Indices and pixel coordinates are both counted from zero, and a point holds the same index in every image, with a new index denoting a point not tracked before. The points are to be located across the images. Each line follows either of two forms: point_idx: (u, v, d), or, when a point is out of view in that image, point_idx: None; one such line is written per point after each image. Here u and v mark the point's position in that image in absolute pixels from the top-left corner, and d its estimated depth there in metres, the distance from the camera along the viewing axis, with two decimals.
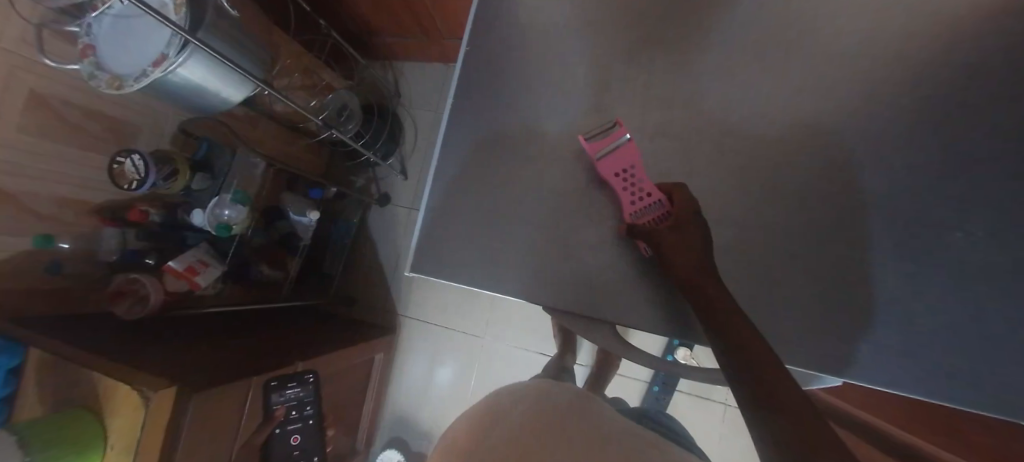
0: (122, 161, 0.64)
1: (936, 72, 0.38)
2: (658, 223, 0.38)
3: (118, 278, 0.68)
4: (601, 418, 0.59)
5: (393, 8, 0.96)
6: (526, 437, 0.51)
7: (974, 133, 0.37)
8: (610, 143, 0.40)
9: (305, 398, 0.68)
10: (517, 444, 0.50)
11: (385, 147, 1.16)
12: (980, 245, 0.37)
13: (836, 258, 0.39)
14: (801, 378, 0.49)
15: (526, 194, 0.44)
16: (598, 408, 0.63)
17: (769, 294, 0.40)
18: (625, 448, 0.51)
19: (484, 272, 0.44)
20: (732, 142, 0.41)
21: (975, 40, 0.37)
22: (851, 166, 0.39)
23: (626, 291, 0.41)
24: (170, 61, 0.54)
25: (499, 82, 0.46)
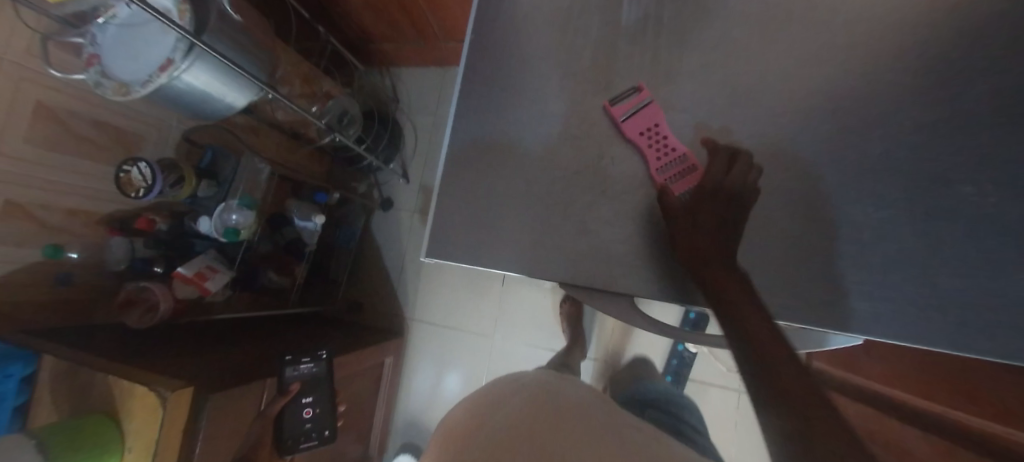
0: (128, 170, 0.64)
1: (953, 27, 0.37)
2: (680, 177, 0.39)
3: (128, 287, 0.67)
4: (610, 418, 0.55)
5: (390, 13, 0.97)
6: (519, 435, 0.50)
7: (1002, 86, 0.36)
8: (632, 106, 0.40)
9: (318, 374, 0.66)
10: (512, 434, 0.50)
11: (386, 151, 1.17)
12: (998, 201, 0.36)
13: (865, 221, 0.37)
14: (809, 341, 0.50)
15: (541, 174, 0.42)
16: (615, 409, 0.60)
17: (799, 262, 0.38)
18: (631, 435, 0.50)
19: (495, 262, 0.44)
20: (746, 110, 0.40)
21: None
22: (868, 129, 0.38)
23: (649, 268, 0.39)
24: (176, 65, 0.55)
25: (501, 65, 0.46)
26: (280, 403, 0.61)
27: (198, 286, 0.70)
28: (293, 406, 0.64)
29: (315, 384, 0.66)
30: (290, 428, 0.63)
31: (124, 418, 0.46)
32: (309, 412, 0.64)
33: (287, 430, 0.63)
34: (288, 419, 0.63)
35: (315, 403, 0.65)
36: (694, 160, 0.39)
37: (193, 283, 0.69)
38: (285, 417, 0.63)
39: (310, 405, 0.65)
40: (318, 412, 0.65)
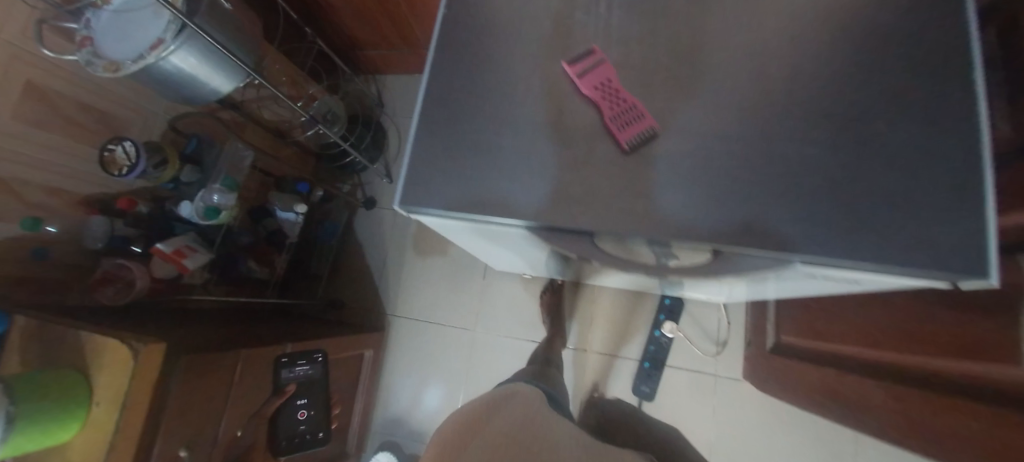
0: (114, 149, 0.67)
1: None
2: (632, 123, 0.42)
3: (105, 264, 0.69)
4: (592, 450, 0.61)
5: (374, 20, 1.03)
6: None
7: (906, 43, 0.41)
8: (587, 64, 0.45)
9: (312, 377, 0.80)
10: None
11: (370, 152, 1.22)
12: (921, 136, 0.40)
13: (806, 158, 0.40)
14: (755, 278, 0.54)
15: (506, 129, 0.46)
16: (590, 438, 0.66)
17: (753, 193, 0.40)
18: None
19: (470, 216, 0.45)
20: (693, 64, 0.44)
21: None
22: (802, 78, 0.42)
23: (607, 207, 0.42)
24: (166, 45, 0.58)
25: (473, 36, 0.50)
26: (277, 402, 0.72)
27: (176, 264, 0.70)
28: (289, 406, 0.79)
29: (308, 386, 0.80)
30: (285, 426, 0.79)
31: (94, 372, 0.49)
32: (302, 411, 0.80)
33: (282, 428, 0.79)
34: (284, 418, 0.79)
35: (308, 404, 0.80)
36: (643, 108, 0.43)
37: (171, 261, 0.70)
38: (281, 415, 0.78)
39: (304, 407, 0.80)
40: (310, 413, 0.81)
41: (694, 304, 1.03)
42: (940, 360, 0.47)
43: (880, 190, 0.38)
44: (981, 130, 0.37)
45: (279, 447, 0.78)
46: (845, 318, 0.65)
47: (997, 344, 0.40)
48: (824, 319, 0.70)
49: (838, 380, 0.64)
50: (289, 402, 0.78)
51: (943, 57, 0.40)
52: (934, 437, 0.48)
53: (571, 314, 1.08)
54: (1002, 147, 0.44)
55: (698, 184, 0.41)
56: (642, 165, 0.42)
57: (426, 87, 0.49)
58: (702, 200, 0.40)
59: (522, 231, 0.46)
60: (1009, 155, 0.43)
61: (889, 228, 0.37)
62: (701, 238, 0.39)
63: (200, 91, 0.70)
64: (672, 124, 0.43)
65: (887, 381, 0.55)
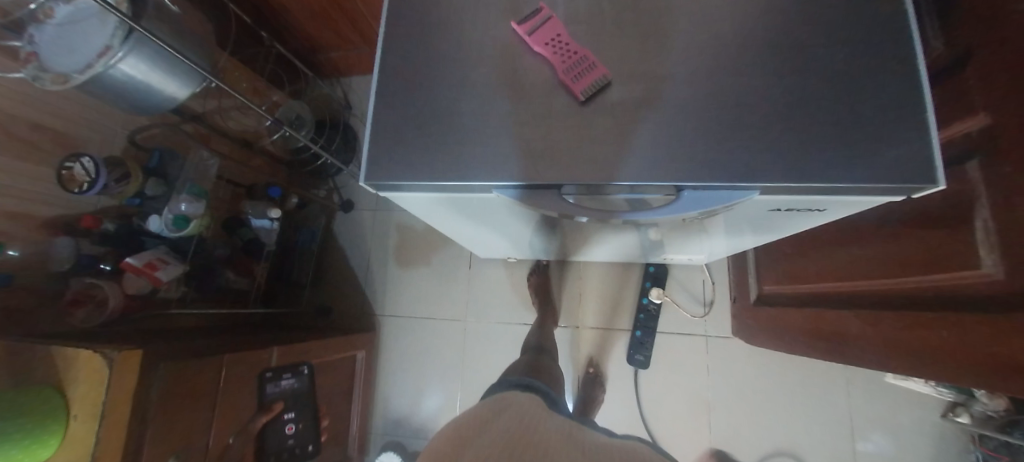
0: (71, 166, 0.65)
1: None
2: (586, 73, 0.43)
3: (75, 284, 0.66)
4: (596, 445, 0.60)
5: (332, 20, 1.03)
6: (512, 439, 0.57)
7: None
8: (536, 22, 0.45)
9: (298, 389, 0.80)
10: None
11: (342, 155, 1.23)
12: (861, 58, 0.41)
13: (757, 89, 0.41)
14: (722, 221, 0.55)
15: (462, 95, 0.46)
16: (592, 437, 0.63)
17: (709, 128, 0.41)
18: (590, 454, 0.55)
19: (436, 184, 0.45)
20: (639, 13, 0.45)
21: None
22: (741, 15, 0.43)
23: (569, 158, 0.42)
24: (114, 52, 0.57)
25: (421, 8, 0.50)
26: (264, 419, 0.72)
27: (149, 276, 0.68)
28: (276, 421, 0.77)
29: (296, 399, 0.80)
30: (273, 441, 0.77)
31: (71, 385, 0.50)
32: (290, 426, 0.79)
33: (271, 444, 0.77)
34: (271, 433, 0.77)
35: (296, 417, 0.79)
36: (594, 58, 0.43)
37: (142, 274, 0.68)
38: (268, 433, 0.76)
39: (292, 420, 0.79)
40: (298, 427, 0.80)
41: (678, 269, 1.04)
42: (921, 278, 0.48)
43: (828, 111, 0.39)
44: (917, 43, 0.38)
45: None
46: (818, 259, 0.68)
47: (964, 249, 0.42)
48: (801, 265, 0.72)
49: (822, 317, 0.64)
50: (276, 417, 0.77)
51: None
52: (911, 355, 0.49)
53: (560, 292, 1.09)
54: (939, 63, 0.46)
55: (657, 127, 0.41)
56: (600, 113, 0.42)
57: (381, 62, 0.49)
58: (662, 140, 0.41)
59: (498, 197, 0.46)
60: (944, 70, 0.46)
61: (840, 144, 0.38)
62: (660, 177, 0.40)
63: (156, 100, 0.69)
64: (626, 70, 0.43)
65: (865, 309, 0.55)
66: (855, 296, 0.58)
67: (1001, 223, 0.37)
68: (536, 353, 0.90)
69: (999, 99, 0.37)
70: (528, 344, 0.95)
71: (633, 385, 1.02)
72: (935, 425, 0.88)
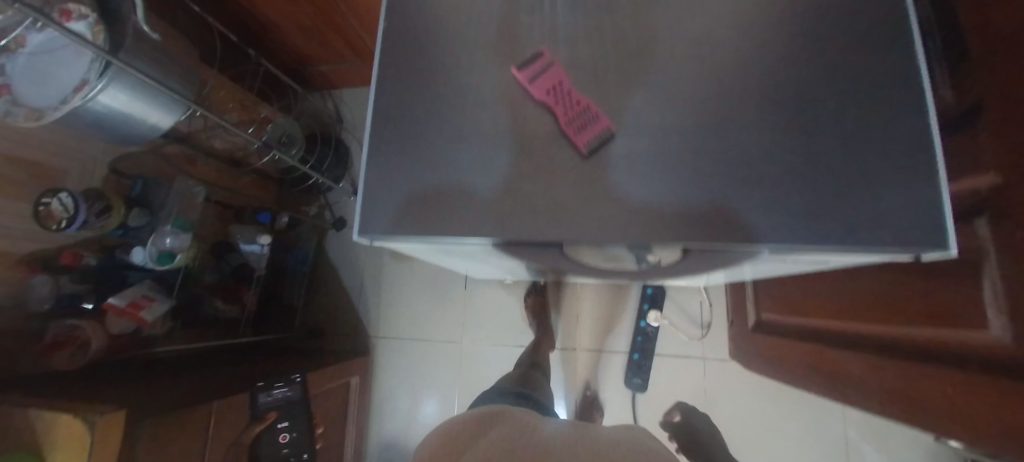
0: (48, 201, 0.61)
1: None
2: (588, 126, 0.41)
3: (54, 327, 0.62)
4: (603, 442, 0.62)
5: (322, 35, 1.00)
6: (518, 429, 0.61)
7: (853, 21, 0.41)
8: (536, 69, 0.43)
9: (293, 398, 0.72)
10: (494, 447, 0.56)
11: (335, 171, 1.20)
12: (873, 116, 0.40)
13: (763, 145, 0.40)
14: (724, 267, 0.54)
15: (459, 144, 0.44)
16: (592, 435, 0.65)
17: (713, 185, 0.39)
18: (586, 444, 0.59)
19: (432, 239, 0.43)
20: (647, 59, 0.43)
21: None
22: (750, 67, 0.42)
23: (572, 214, 0.41)
24: (91, 86, 0.54)
25: (416, 48, 0.48)
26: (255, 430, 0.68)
27: (134, 317, 0.68)
28: (269, 432, 0.71)
29: (291, 409, 0.72)
30: (269, 452, 0.70)
31: (50, 448, 0.47)
32: (285, 436, 0.71)
33: (267, 453, 0.70)
34: (266, 441, 0.71)
35: (289, 428, 0.71)
36: (597, 110, 0.42)
37: (127, 315, 0.67)
38: (263, 442, 0.71)
39: (286, 430, 0.71)
40: (294, 436, 0.72)
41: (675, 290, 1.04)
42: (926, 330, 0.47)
43: (836, 173, 0.38)
44: (929, 102, 0.37)
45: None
46: (818, 294, 0.67)
47: (966, 305, 0.42)
48: (801, 298, 0.72)
49: (821, 353, 0.63)
50: (270, 426, 0.71)
51: (888, 31, 0.40)
52: (912, 406, 0.49)
53: (556, 313, 1.08)
54: (948, 114, 0.44)
55: (662, 185, 0.40)
56: (603, 167, 0.41)
57: (375, 106, 0.47)
58: (666, 197, 0.40)
59: (497, 250, 0.44)
60: (954, 120, 0.44)
61: (845, 205, 0.37)
62: (663, 237, 0.39)
63: (137, 129, 0.66)
64: (629, 122, 0.42)
65: (867, 355, 0.54)
66: (856, 338, 0.58)
67: (1009, 287, 0.36)
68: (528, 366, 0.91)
69: (1009, 164, 0.36)
70: (523, 360, 0.95)
71: (632, 406, 1.01)
72: (927, 448, 0.88)
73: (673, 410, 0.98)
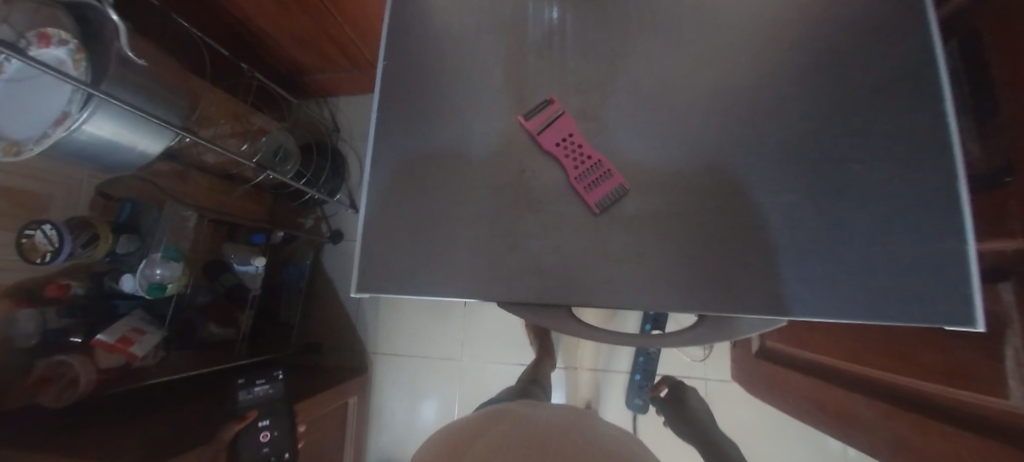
0: (31, 233, 0.59)
1: (827, 19, 0.40)
2: (600, 182, 0.39)
3: (41, 364, 0.60)
4: (594, 431, 0.70)
5: (318, 46, 0.97)
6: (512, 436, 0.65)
7: (881, 77, 0.39)
8: (546, 118, 0.41)
9: (273, 395, 0.73)
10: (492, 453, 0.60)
11: (331, 182, 1.17)
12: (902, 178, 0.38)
13: (782, 208, 0.38)
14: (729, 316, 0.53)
15: (462, 195, 0.42)
16: (588, 422, 0.74)
17: (729, 251, 0.38)
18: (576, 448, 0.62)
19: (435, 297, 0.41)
20: (660, 111, 0.41)
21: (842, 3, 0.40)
22: (770, 123, 0.40)
23: (580, 276, 0.39)
24: (73, 118, 0.50)
25: (418, 90, 0.45)
26: (235, 427, 0.66)
27: (124, 352, 0.66)
28: (249, 430, 0.68)
29: (271, 407, 0.72)
30: (246, 455, 0.66)
31: None
32: (265, 434, 0.69)
33: (244, 454, 0.66)
34: (246, 443, 0.67)
35: (271, 424, 0.69)
36: (609, 165, 0.40)
37: (116, 350, 0.66)
38: (241, 445, 0.67)
39: (267, 428, 0.69)
40: (275, 435, 0.69)
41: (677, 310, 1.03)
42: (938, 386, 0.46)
43: (856, 242, 0.37)
44: (960, 169, 0.36)
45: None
46: (823, 331, 0.66)
47: (981, 366, 0.41)
48: (805, 332, 0.71)
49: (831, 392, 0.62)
50: (249, 425, 0.68)
51: (921, 89, 0.38)
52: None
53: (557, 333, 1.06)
54: (972, 170, 0.43)
55: (675, 247, 0.39)
56: (614, 226, 0.39)
57: (374, 153, 0.45)
58: (679, 260, 0.39)
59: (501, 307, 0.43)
60: (982, 175, 0.43)
61: (864, 278, 0.36)
62: (675, 305, 0.38)
63: (123, 155, 0.62)
64: (642, 179, 0.40)
65: (881, 403, 0.53)
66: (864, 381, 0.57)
67: None
68: (528, 382, 0.90)
69: None
70: (523, 377, 0.94)
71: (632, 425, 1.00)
72: None
73: (659, 385, 0.88)
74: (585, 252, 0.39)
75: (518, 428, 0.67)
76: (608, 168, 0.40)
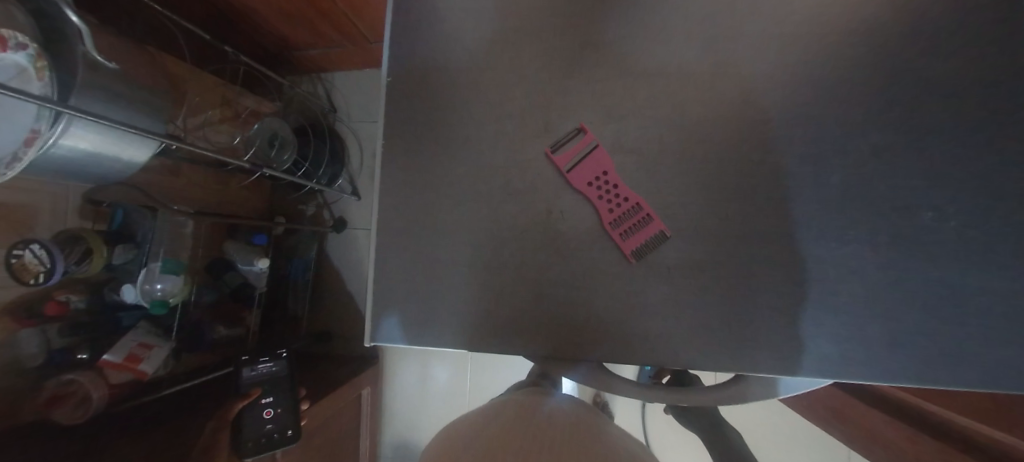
0: (20, 253, 0.55)
1: (917, 32, 0.34)
2: (637, 229, 0.36)
3: (50, 384, 0.59)
4: (604, 426, 0.66)
5: (307, 21, 0.87)
6: (513, 432, 0.58)
7: (969, 108, 0.33)
8: (577, 152, 0.37)
9: (277, 372, 0.75)
10: (496, 449, 0.53)
11: (330, 168, 1.09)
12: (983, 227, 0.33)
13: (842, 258, 0.34)
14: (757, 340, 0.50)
15: (483, 236, 0.38)
16: (598, 420, 0.68)
17: (777, 306, 0.35)
18: (583, 442, 0.57)
19: (453, 345, 0.38)
20: (707, 144, 0.36)
21: (934, 13, 0.34)
22: (832, 161, 0.35)
23: (613, 330, 0.36)
24: (44, 137, 0.45)
25: (429, 113, 0.40)
26: (240, 404, 0.67)
27: (132, 370, 0.66)
28: (253, 408, 0.69)
29: (274, 385, 0.73)
30: (250, 431, 0.66)
31: None
32: (269, 412, 0.69)
33: (248, 432, 0.66)
34: (248, 421, 0.67)
35: (274, 402, 0.70)
36: (648, 208, 0.36)
37: (125, 368, 0.65)
38: (246, 422, 0.67)
39: (270, 405, 0.70)
40: (279, 412, 0.70)
41: None
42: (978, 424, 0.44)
43: (919, 300, 0.33)
44: None
45: (243, 451, 0.64)
46: None
47: None
48: None
49: (845, 402, 0.60)
50: (253, 403, 0.69)
51: (1014, 126, 0.33)
52: None
53: None
54: None
55: (716, 301, 0.35)
56: (652, 276, 0.36)
57: (383, 186, 0.41)
58: (721, 315, 0.35)
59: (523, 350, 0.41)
60: None
61: (931, 341, 0.33)
62: (717, 363, 0.35)
63: (107, 166, 0.58)
64: (683, 223, 0.36)
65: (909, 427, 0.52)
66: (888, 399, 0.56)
67: None
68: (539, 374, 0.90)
69: None
70: (533, 371, 0.85)
71: (641, 414, 1.02)
72: None
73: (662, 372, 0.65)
74: (617, 303, 0.36)
75: (516, 423, 0.60)
76: (647, 211, 0.36)
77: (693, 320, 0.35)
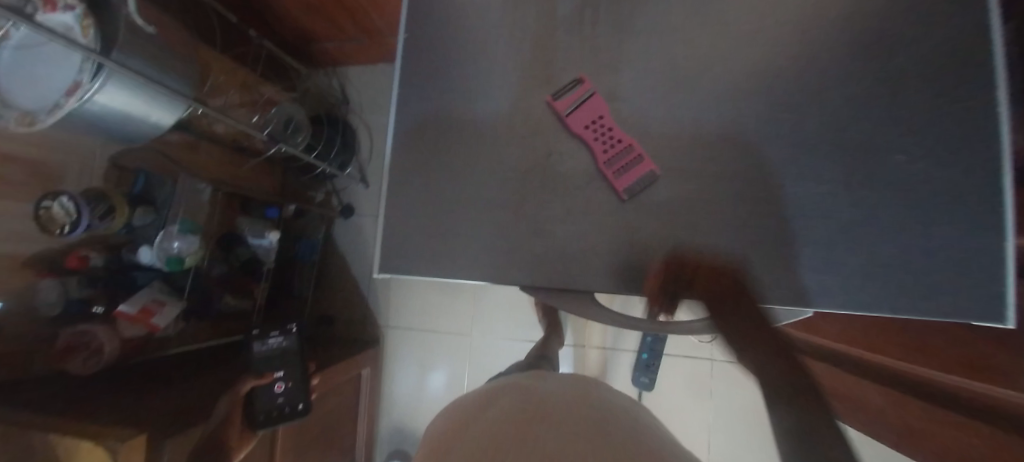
0: (48, 204, 0.58)
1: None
2: (630, 168, 0.39)
3: (66, 333, 0.62)
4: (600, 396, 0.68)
5: (327, 14, 0.92)
6: (514, 408, 0.56)
7: (931, 64, 0.36)
8: (576, 99, 0.40)
9: (287, 347, 0.76)
10: (501, 425, 0.52)
11: (341, 156, 1.13)
12: (949, 171, 0.36)
13: (815, 197, 0.37)
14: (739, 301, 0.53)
15: (486, 177, 0.42)
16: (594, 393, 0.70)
17: (759, 241, 0.37)
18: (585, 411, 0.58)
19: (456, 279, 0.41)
20: (692, 95, 0.39)
21: None
22: (805, 111, 0.38)
23: (606, 261, 0.39)
24: (85, 88, 0.49)
25: (438, 68, 0.44)
26: (252, 382, 0.69)
27: (145, 323, 0.68)
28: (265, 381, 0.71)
29: (285, 359, 0.75)
30: (263, 404, 0.69)
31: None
32: (280, 386, 0.72)
33: (260, 406, 0.69)
34: (260, 395, 0.70)
35: (287, 376, 0.73)
36: (640, 149, 0.39)
37: (139, 321, 0.67)
38: (258, 396, 0.70)
39: (282, 380, 0.72)
40: (290, 386, 0.72)
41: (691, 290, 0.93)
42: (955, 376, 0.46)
43: (888, 237, 0.36)
44: (1007, 167, 0.34)
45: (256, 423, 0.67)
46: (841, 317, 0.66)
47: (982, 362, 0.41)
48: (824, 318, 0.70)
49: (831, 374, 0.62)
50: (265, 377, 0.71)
51: (972, 79, 0.36)
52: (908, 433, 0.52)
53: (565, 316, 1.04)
54: None
55: (701, 235, 0.38)
56: (643, 214, 0.39)
57: (397, 132, 0.44)
58: (706, 250, 0.38)
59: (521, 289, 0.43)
60: None
61: (902, 273, 0.35)
62: (701, 292, 0.37)
63: (134, 127, 0.61)
64: (670, 165, 0.39)
65: None
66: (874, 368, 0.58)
67: None
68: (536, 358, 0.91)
69: None
70: (532, 353, 0.87)
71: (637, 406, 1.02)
72: None
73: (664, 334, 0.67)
74: (608, 237, 0.39)
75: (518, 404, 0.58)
76: (637, 152, 0.39)
77: (681, 253, 0.38)
